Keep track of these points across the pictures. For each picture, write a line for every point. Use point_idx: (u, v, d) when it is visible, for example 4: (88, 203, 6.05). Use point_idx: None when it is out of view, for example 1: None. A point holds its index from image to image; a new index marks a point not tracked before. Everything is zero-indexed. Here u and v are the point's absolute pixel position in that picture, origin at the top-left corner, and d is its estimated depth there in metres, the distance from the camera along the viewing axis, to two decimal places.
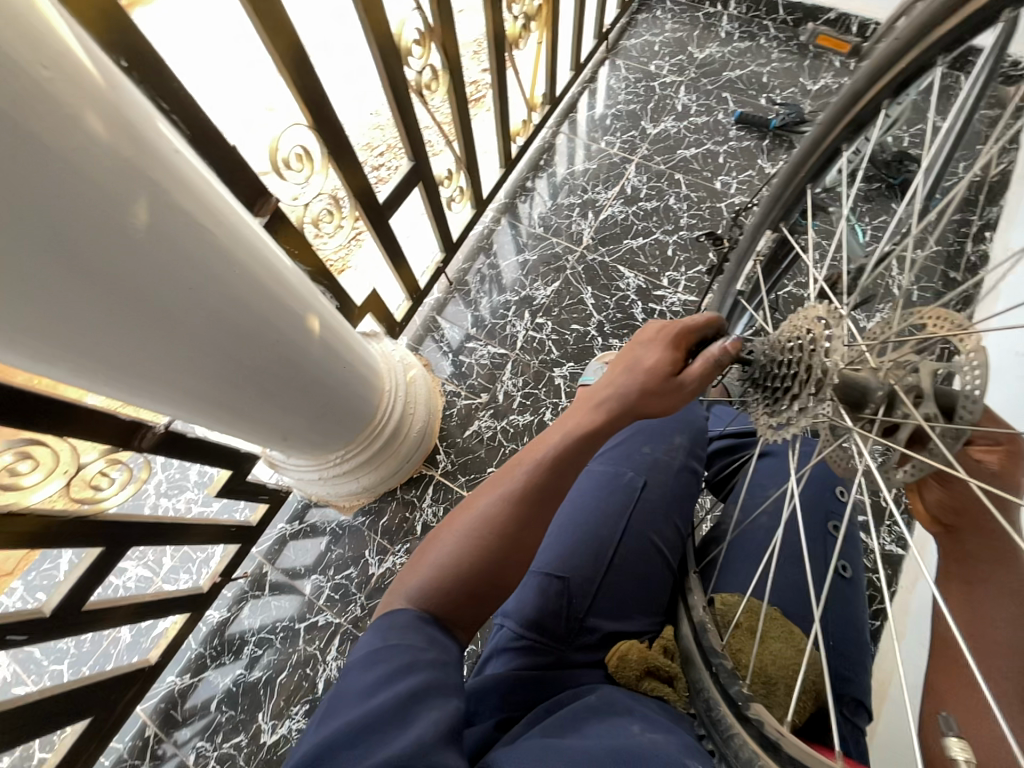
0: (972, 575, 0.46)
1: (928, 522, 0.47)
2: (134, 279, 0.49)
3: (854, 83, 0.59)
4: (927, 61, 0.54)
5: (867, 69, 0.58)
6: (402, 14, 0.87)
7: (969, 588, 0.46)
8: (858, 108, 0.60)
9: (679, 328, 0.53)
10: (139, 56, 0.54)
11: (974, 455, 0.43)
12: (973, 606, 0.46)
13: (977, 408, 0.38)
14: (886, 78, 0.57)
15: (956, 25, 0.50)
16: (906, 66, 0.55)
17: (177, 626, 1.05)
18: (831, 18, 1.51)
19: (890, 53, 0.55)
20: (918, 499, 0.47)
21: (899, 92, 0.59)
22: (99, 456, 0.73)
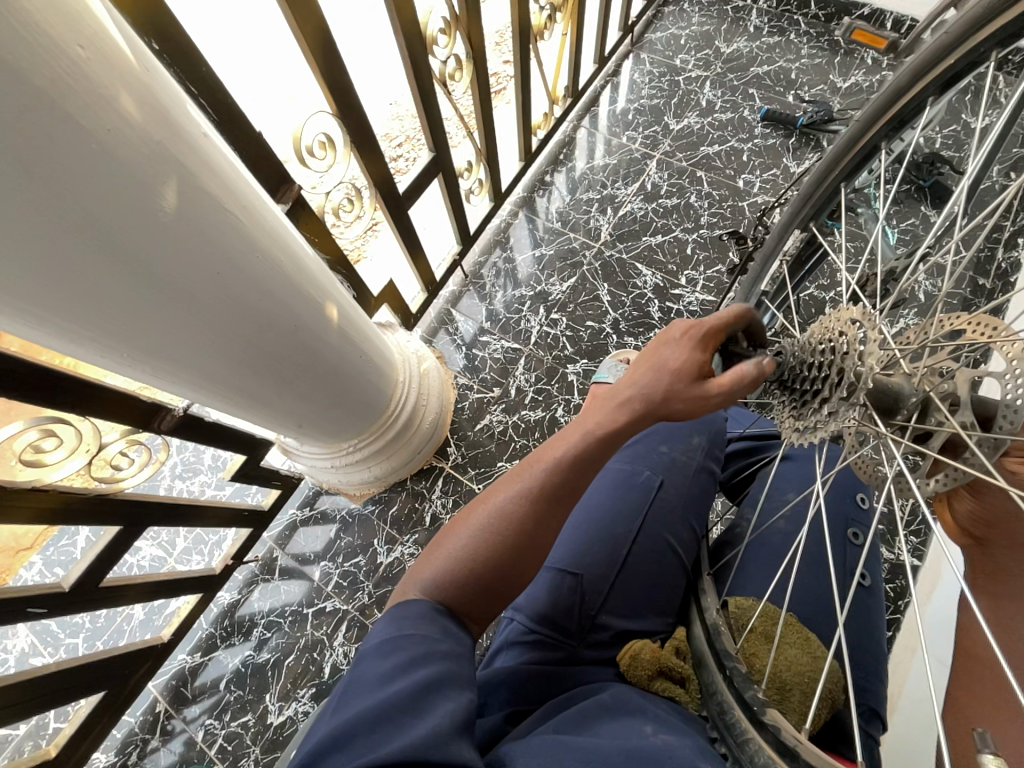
0: (999, 588, 0.45)
1: (957, 534, 0.46)
2: (161, 261, 0.50)
3: (898, 78, 0.58)
4: (977, 57, 0.52)
5: (912, 64, 0.56)
6: (429, 4, 0.86)
7: (998, 602, 0.45)
8: (900, 105, 0.58)
9: (708, 327, 0.50)
10: (168, 39, 0.54)
11: (1008, 465, 0.38)
12: (1000, 619, 0.44)
13: (1017, 419, 0.37)
14: (931, 74, 0.55)
15: (1009, 20, 0.48)
16: (952, 63, 0.53)
17: (189, 606, 1.07)
18: (865, 14, 1.46)
19: (937, 48, 0.53)
20: (948, 511, 0.47)
21: (945, 88, 0.57)
22: (119, 436, 0.75)
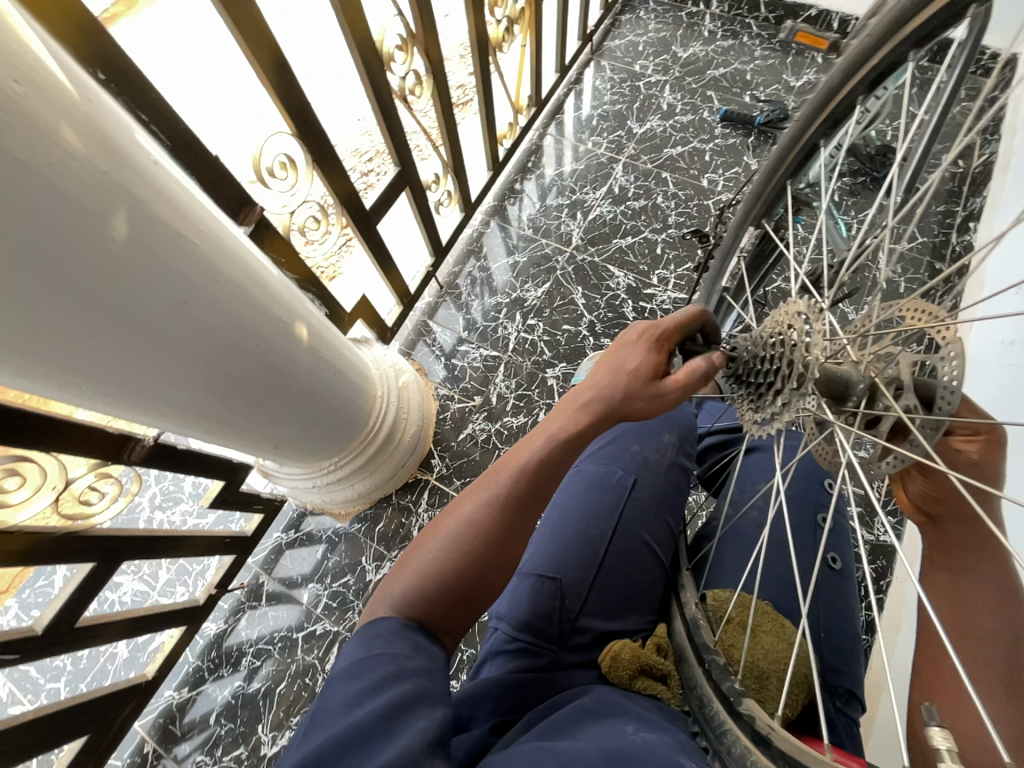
0: (955, 563, 0.47)
1: (912, 513, 0.48)
2: (115, 292, 0.49)
3: (829, 79, 0.60)
4: (897, 56, 0.55)
5: (842, 65, 0.58)
6: (383, 22, 0.86)
7: (954, 577, 0.47)
8: (834, 105, 0.61)
9: (662, 330, 0.53)
10: (116, 69, 0.54)
11: (954, 445, 0.44)
12: (957, 595, 0.46)
13: (957, 397, 0.38)
14: (860, 73, 0.58)
15: (924, 21, 0.51)
16: (877, 61, 0.56)
17: (173, 641, 1.04)
18: (812, 15, 1.52)
19: (863, 48, 0.56)
20: (902, 490, 0.48)
21: (873, 86, 0.59)
22: (87, 470, 0.73)
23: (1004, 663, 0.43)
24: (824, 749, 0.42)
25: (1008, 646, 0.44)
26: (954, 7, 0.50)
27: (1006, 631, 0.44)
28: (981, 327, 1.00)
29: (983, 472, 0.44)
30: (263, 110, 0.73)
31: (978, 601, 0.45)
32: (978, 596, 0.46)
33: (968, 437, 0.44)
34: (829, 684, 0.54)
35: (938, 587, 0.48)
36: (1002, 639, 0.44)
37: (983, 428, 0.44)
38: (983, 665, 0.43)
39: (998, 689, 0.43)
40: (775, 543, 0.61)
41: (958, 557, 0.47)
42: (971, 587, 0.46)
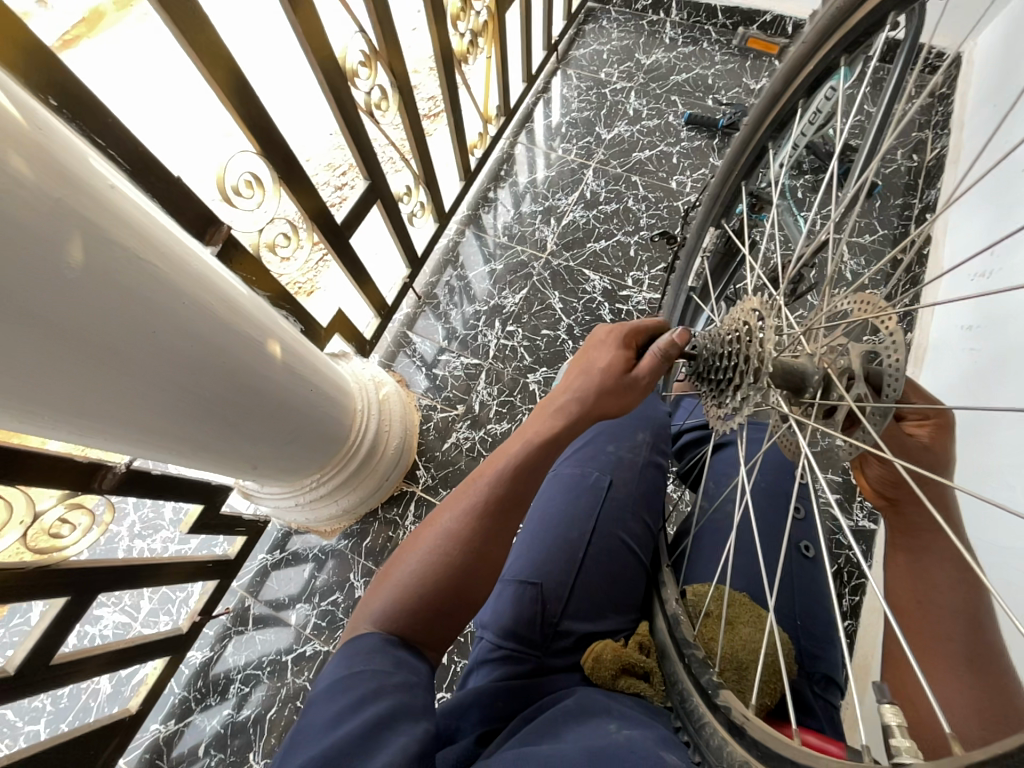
0: (915, 544, 0.51)
1: (875, 497, 0.52)
2: (72, 319, 0.48)
3: (772, 84, 0.66)
4: (830, 60, 0.61)
5: (782, 71, 0.65)
6: (344, 39, 0.87)
7: (912, 557, 0.51)
8: (777, 109, 0.66)
9: (628, 327, 0.59)
10: (68, 94, 0.53)
11: (908, 430, 0.49)
12: (916, 575, 0.50)
13: (900, 382, 0.42)
14: (798, 78, 0.64)
15: (852, 26, 0.57)
16: (813, 67, 0.62)
17: (157, 672, 1.01)
18: (767, 21, 1.57)
19: (800, 54, 0.62)
20: (863, 476, 0.52)
21: (812, 90, 0.66)
22: (56, 502, 0.71)
23: (963, 638, 0.47)
24: (793, 732, 0.44)
25: (965, 622, 0.47)
26: (877, 13, 0.55)
27: (961, 608, 0.48)
28: (941, 313, 1.03)
29: (933, 453, 0.48)
30: (227, 132, 0.73)
31: (935, 580, 0.49)
32: (936, 575, 0.49)
33: (918, 421, 0.49)
34: (806, 670, 0.56)
35: (898, 568, 0.52)
36: (959, 615, 0.48)
37: (933, 413, 0.49)
38: (944, 642, 0.47)
39: (960, 664, 0.46)
40: (745, 532, 0.64)
41: (918, 539, 0.50)
42: (928, 567, 0.50)
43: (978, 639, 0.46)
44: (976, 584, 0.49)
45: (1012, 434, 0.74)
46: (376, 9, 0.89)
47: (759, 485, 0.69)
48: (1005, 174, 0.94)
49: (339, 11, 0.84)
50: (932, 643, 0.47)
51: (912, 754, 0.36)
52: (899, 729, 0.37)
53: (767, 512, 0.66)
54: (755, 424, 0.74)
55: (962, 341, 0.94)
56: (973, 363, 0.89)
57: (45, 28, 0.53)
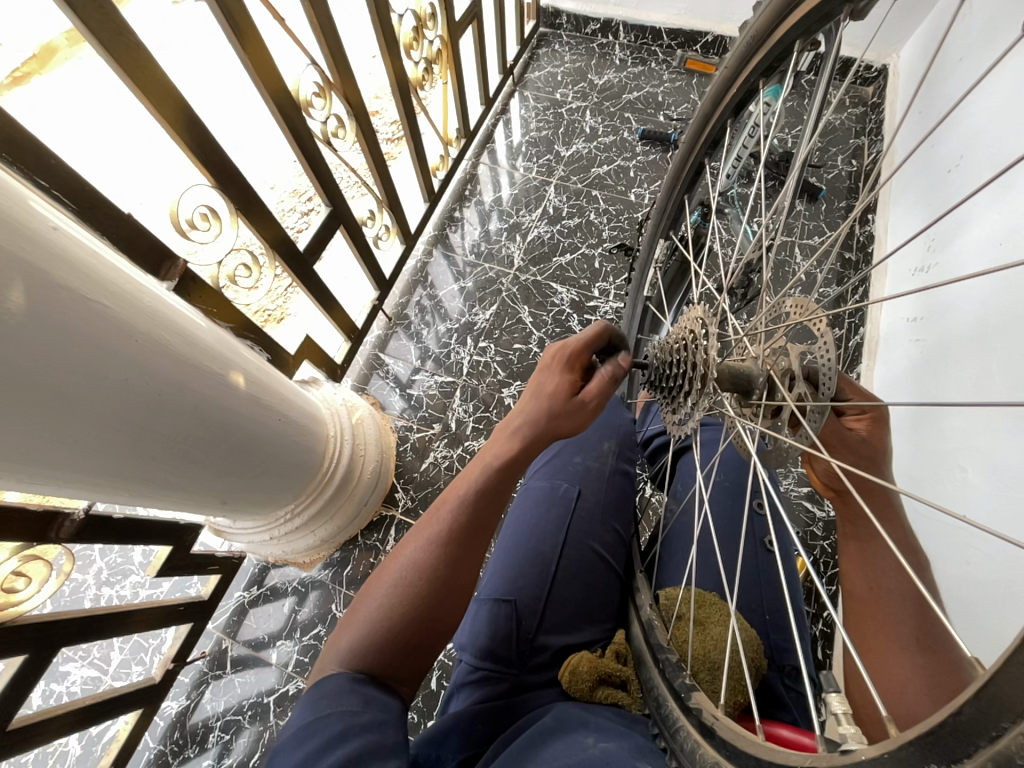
0: (860, 533, 0.54)
1: (821, 489, 0.56)
2: (14, 367, 0.47)
3: (703, 106, 0.71)
4: (750, 85, 0.66)
5: (711, 94, 0.70)
6: (297, 71, 0.88)
7: (861, 545, 0.54)
8: (708, 129, 0.72)
9: (569, 349, 0.63)
10: (9, 139, 0.52)
11: (847, 424, 0.54)
12: (866, 562, 0.53)
13: (834, 378, 0.45)
14: (723, 103, 0.69)
15: (760, 60, 0.63)
16: (735, 93, 0.67)
17: (130, 727, 0.96)
18: (708, 41, 1.64)
19: (723, 80, 0.67)
20: (811, 470, 0.56)
21: (738, 112, 0.70)
22: (9, 556, 0.68)
23: (912, 620, 0.49)
24: (758, 727, 0.46)
25: (913, 604, 0.50)
26: (782, 47, 0.60)
27: (908, 591, 0.51)
28: (888, 306, 1.09)
29: (871, 445, 0.52)
30: (178, 167, 0.73)
31: (882, 566, 0.52)
32: (881, 560, 0.52)
33: (856, 415, 0.54)
34: (777, 664, 0.59)
35: (851, 556, 0.55)
36: (906, 597, 0.50)
37: (869, 409, 0.54)
38: (896, 627, 0.49)
39: (910, 644, 0.48)
40: (709, 531, 0.67)
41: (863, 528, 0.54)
42: (875, 553, 0.53)
43: (927, 621, 0.49)
44: (921, 568, 0.51)
45: (960, 418, 0.78)
46: (327, 42, 0.90)
47: (721, 484, 0.71)
48: (934, 175, 1.00)
49: (290, 44, 0.85)
50: (885, 631, 0.50)
51: (857, 740, 0.38)
52: (846, 717, 0.41)
53: (730, 512, 0.69)
54: (707, 425, 0.75)
55: (908, 334, 0.99)
56: (918, 355, 0.94)
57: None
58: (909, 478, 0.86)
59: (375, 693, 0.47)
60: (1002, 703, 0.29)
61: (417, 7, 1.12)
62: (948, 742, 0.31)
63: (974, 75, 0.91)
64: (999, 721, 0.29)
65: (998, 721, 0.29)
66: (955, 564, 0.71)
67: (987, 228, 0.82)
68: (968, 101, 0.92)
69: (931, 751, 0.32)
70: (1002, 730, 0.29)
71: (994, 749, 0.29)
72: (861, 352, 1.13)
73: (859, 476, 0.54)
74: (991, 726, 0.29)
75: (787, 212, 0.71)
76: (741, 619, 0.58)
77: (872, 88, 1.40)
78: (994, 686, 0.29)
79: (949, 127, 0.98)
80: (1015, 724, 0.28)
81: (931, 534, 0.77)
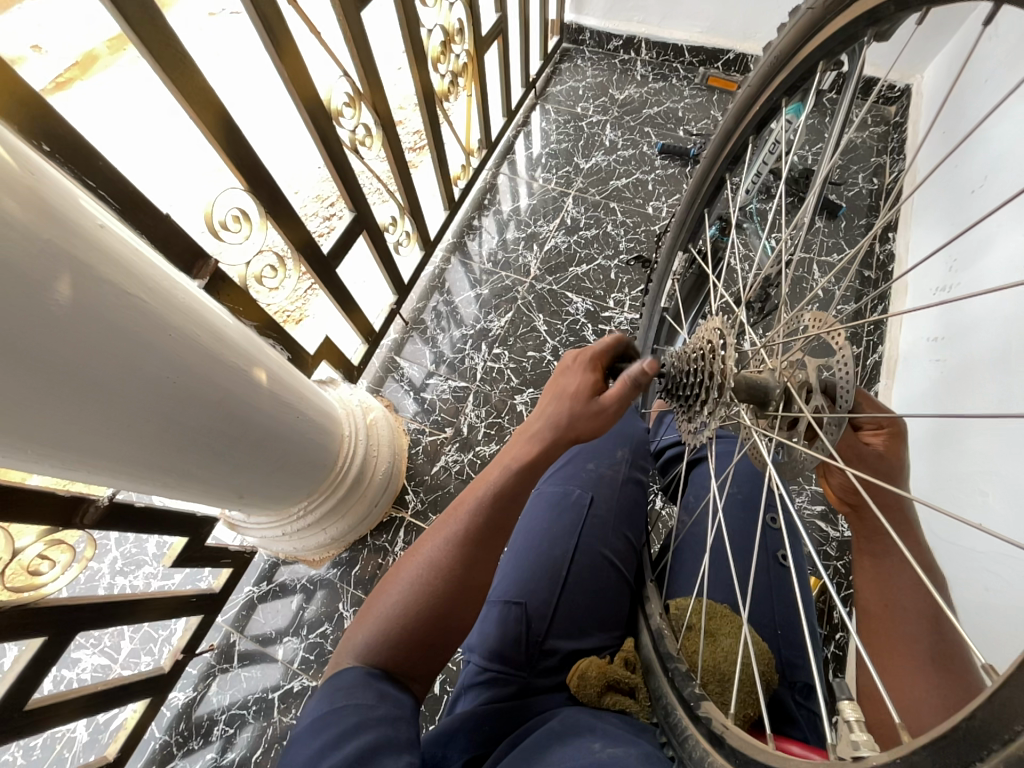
0: (876, 548, 0.54)
1: (836, 503, 0.56)
2: (58, 355, 0.49)
3: (725, 123, 0.73)
4: (774, 102, 0.67)
5: (733, 112, 0.71)
6: (329, 82, 0.91)
7: (876, 560, 0.54)
8: (730, 145, 0.73)
9: (592, 354, 0.65)
10: (60, 139, 0.55)
11: (863, 438, 0.54)
12: (882, 577, 0.53)
13: (852, 392, 0.46)
14: (745, 120, 0.70)
15: (783, 79, 0.64)
16: (757, 111, 0.69)
17: (137, 716, 0.98)
18: (730, 58, 1.65)
19: (747, 98, 0.69)
20: (826, 483, 0.57)
21: (760, 129, 0.72)
22: (36, 538, 0.71)
23: (928, 637, 0.49)
24: (767, 736, 0.46)
25: (928, 620, 0.49)
26: (804, 68, 0.62)
27: (924, 607, 0.50)
28: (908, 325, 1.08)
29: (888, 461, 0.52)
30: (212, 170, 0.76)
31: (897, 581, 0.52)
32: (896, 576, 0.52)
33: (873, 430, 0.54)
34: (788, 680, 0.58)
35: (866, 571, 0.55)
36: (922, 614, 0.50)
37: (886, 422, 0.54)
38: (911, 642, 0.49)
39: (926, 662, 0.47)
40: (721, 542, 0.67)
41: (879, 542, 0.54)
42: (890, 569, 0.53)
43: (942, 636, 0.48)
44: (939, 585, 0.51)
45: (980, 440, 0.77)
46: (359, 54, 0.93)
47: (734, 496, 0.71)
48: (958, 194, 1.00)
49: (325, 57, 0.89)
50: (899, 647, 0.49)
51: (869, 747, 0.38)
52: (858, 724, 0.40)
53: (742, 524, 0.69)
54: (723, 437, 0.76)
55: (927, 354, 0.98)
56: (938, 375, 0.93)
57: (41, 72, 0.55)
58: (926, 499, 0.84)
59: (388, 689, 0.48)
60: (1014, 709, 0.29)
61: (445, 22, 1.16)
62: (960, 745, 0.32)
63: (999, 96, 0.91)
64: (1012, 724, 0.29)
65: (1011, 724, 0.29)
66: (971, 587, 0.70)
67: (1009, 249, 0.81)
68: (994, 122, 0.92)
69: (942, 755, 0.32)
70: (1015, 732, 0.29)
71: (1006, 751, 0.29)
72: (879, 371, 1.12)
73: (875, 489, 0.53)
74: (1004, 729, 0.30)
75: (806, 228, 0.71)
76: (753, 633, 0.58)
77: (895, 108, 1.40)
78: (1007, 691, 0.30)
79: (972, 148, 0.98)
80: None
81: (949, 557, 0.76)
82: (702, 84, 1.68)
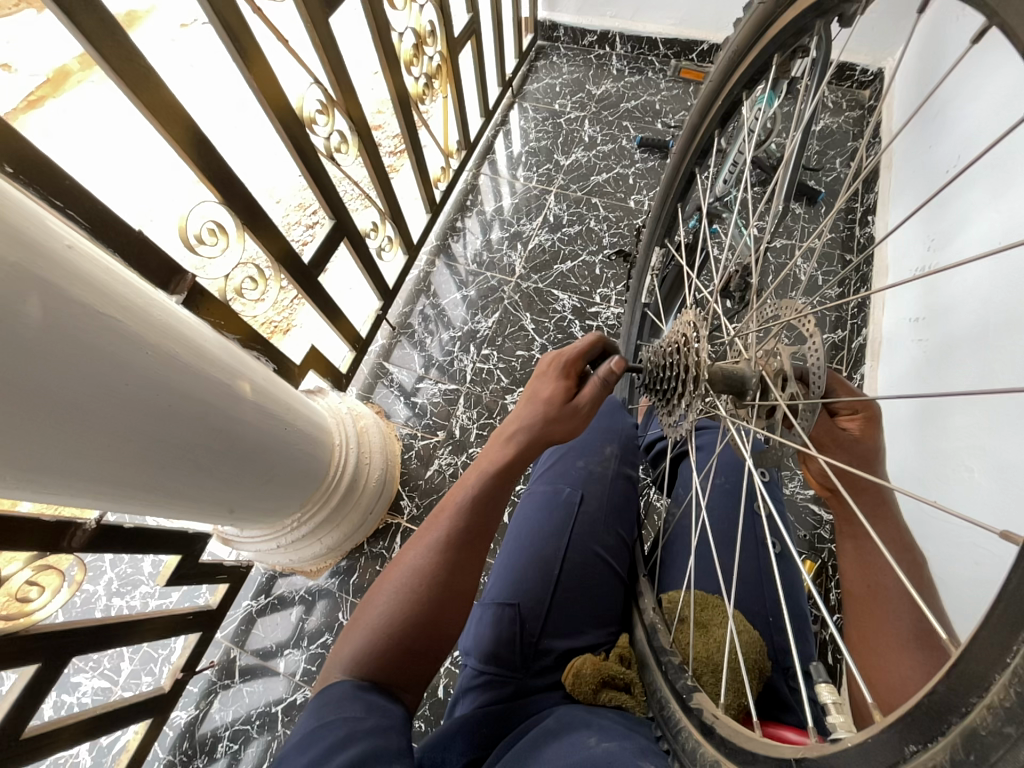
0: (857, 532, 0.55)
1: (818, 488, 0.56)
2: (31, 378, 0.48)
3: (691, 118, 0.73)
4: (735, 96, 0.67)
5: (698, 107, 0.72)
6: (300, 90, 0.89)
7: (859, 544, 0.55)
8: (697, 139, 0.74)
9: (565, 357, 0.65)
10: (25, 161, 0.54)
11: (840, 423, 0.54)
12: (863, 560, 0.54)
13: (824, 376, 0.46)
14: (711, 114, 0.71)
15: (743, 72, 0.64)
16: (721, 103, 0.69)
17: (139, 737, 0.97)
18: (705, 49, 1.66)
19: (709, 92, 0.69)
20: (807, 471, 0.57)
21: (725, 122, 0.72)
22: (23, 565, 0.69)
23: (909, 617, 0.50)
24: (755, 723, 0.48)
25: (909, 600, 0.51)
26: (763, 59, 0.61)
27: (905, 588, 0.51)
28: (891, 306, 1.09)
29: (863, 445, 0.53)
30: (186, 184, 0.75)
31: (879, 564, 0.53)
32: (878, 559, 0.53)
33: (850, 415, 0.54)
34: (781, 665, 0.59)
35: (849, 557, 0.56)
36: (903, 594, 0.51)
37: (861, 406, 0.54)
38: (892, 621, 0.50)
39: (907, 639, 0.49)
40: (708, 534, 0.68)
41: (859, 526, 0.55)
42: (872, 555, 0.54)
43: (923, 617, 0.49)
44: (917, 565, 0.52)
45: (963, 418, 0.78)
46: (330, 61, 0.93)
47: (720, 486, 0.72)
48: (933, 173, 1.01)
49: (294, 64, 0.87)
50: (884, 628, 0.50)
51: (846, 728, 0.40)
52: (836, 706, 0.42)
53: (731, 514, 0.69)
54: (705, 430, 0.77)
55: (909, 334, 0.99)
56: (920, 355, 0.94)
57: (10, 92, 0.53)
58: (914, 476, 0.85)
59: (378, 701, 0.48)
60: (969, 678, 0.30)
61: (416, 25, 1.14)
62: (923, 719, 0.32)
63: (970, 76, 0.92)
64: (966, 696, 0.31)
65: (966, 696, 0.30)
66: (957, 560, 0.71)
67: (985, 226, 0.82)
68: (965, 102, 0.93)
69: (909, 731, 0.33)
70: (971, 704, 0.30)
71: (964, 724, 0.30)
72: (864, 354, 1.13)
73: (850, 475, 0.55)
74: (961, 701, 0.31)
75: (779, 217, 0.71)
76: (742, 621, 0.58)
77: (869, 92, 1.42)
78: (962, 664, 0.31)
79: (944, 128, 0.99)
80: (982, 698, 0.30)
81: (939, 536, 0.77)
82: (675, 76, 1.69)
